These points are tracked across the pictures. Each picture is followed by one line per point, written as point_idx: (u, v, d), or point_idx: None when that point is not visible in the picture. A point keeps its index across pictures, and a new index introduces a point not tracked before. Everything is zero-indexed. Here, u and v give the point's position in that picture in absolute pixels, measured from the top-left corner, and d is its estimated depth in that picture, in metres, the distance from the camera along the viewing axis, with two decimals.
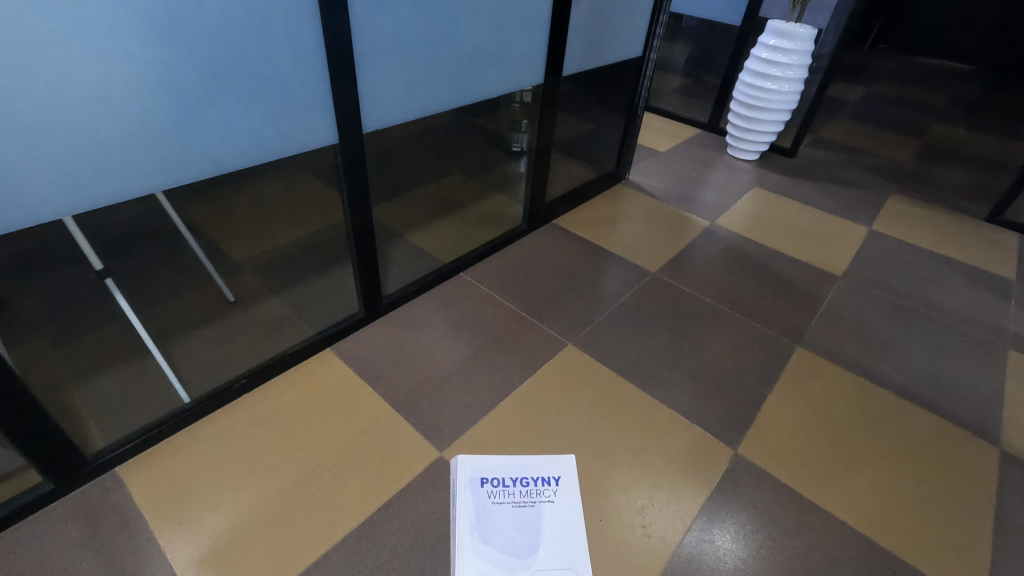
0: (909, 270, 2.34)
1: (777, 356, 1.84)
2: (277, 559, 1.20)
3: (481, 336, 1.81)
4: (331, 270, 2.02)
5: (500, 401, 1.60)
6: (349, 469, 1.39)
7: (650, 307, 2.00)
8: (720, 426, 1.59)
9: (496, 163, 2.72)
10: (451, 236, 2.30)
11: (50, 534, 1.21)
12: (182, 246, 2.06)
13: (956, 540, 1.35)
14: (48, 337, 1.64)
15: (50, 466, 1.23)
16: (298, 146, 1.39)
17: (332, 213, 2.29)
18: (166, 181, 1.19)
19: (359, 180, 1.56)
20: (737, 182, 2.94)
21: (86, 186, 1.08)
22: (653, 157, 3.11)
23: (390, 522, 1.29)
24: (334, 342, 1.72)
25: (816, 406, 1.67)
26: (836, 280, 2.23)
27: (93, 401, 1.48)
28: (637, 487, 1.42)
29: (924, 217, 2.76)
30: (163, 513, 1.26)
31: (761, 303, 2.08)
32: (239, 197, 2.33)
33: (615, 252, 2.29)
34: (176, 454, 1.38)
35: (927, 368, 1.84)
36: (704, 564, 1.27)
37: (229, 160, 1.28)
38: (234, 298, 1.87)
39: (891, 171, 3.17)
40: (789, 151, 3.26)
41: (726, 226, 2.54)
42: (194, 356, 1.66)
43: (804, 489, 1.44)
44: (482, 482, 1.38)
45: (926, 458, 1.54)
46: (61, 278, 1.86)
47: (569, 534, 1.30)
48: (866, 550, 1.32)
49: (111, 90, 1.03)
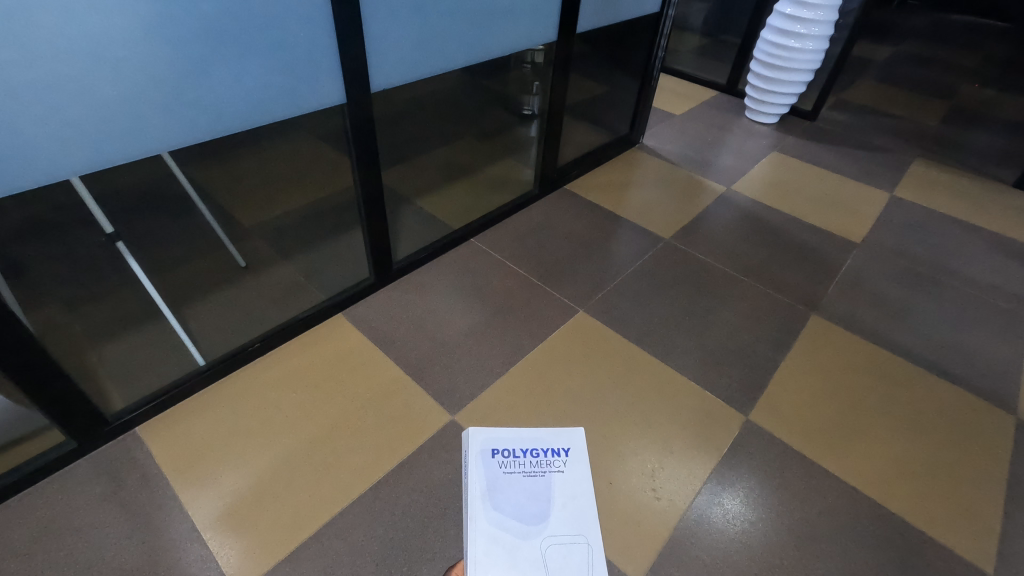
0: (931, 237, 2.28)
1: (792, 324, 1.82)
2: (294, 516, 1.24)
3: (492, 303, 1.80)
4: (341, 235, 2.01)
5: (510, 366, 1.60)
6: (361, 432, 1.41)
7: (662, 274, 1.98)
8: (732, 393, 1.58)
9: (507, 127, 2.66)
10: (461, 201, 2.26)
11: (76, 490, 1.25)
12: (191, 211, 2.05)
13: (968, 506, 1.35)
14: (65, 301, 1.66)
15: (72, 425, 1.26)
16: (306, 106, 1.36)
17: (341, 178, 2.26)
18: (172, 143, 1.16)
19: (368, 143, 1.53)
20: (755, 146, 2.85)
21: (91, 147, 1.06)
22: (668, 120, 3.01)
23: (403, 482, 1.31)
24: (345, 307, 1.72)
25: (830, 373, 1.66)
26: (854, 247, 2.18)
27: (110, 364, 1.50)
28: (647, 452, 1.42)
29: (949, 183, 2.67)
30: (182, 472, 1.29)
31: (777, 270, 2.04)
32: (247, 162, 2.30)
33: (628, 218, 2.25)
34: (194, 415, 1.41)
35: (946, 337, 1.81)
36: (712, 528, 1.28)
37: (237, 121, 1.25)
38: (245, 263, 1.87)
39: (916, 135, 3.05)
40: (810, 114, 3.14)
41: (743, 192, 2.48)
42: (207, 320, 1.67)
43: (816, 456, 1.44)
44: (493, 453, 1.36)
45: (940, 426, 1.53)
46: (72, 242, 1.86)
47: (578, 502, 1.29)
48: (876, 516, 1.32)
49: (112, 46, 0.99)
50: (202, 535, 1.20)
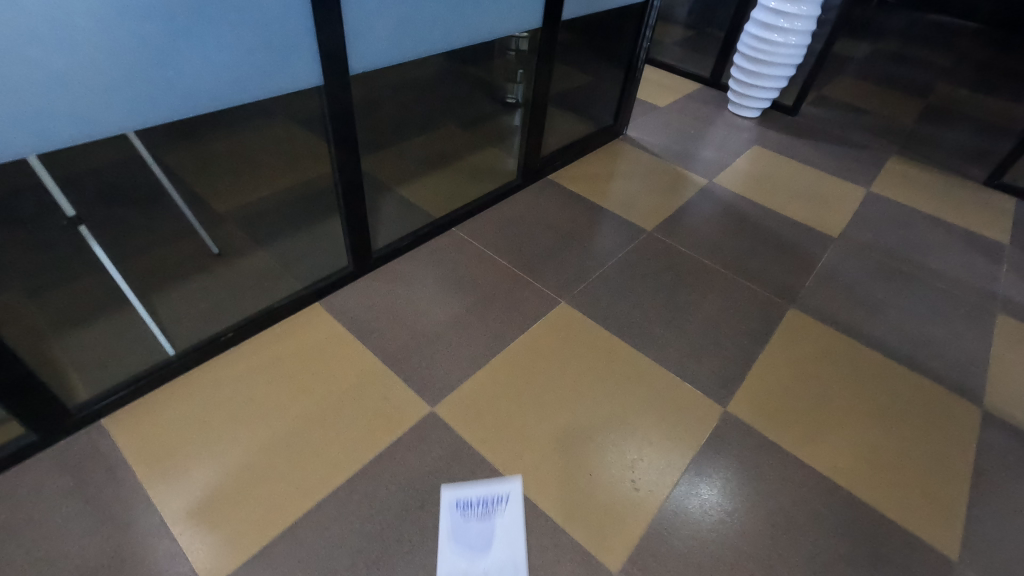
0: (905, 232, 2.32)
1: (770, 317, 1.84)
2: (268, 510, 1.21)
3: (473, 293, 1.78)
4: (319, 222, 1.96)
5: (490, 358, 1.58)
6: (339, 424, 1.38)
7: (644, 266, 1.98)
8: (711, 385, 1.59)
9: (490, 115, 2.62)
10: (442, 190, 2.22)
11: (36, 485, 1.20)
12: (161, 195, 1.97)
13: (935, 494, 1.39)
14: (25, 287, 1.58)
15: (33, 417, 1.21)
16: (281, 88, 1.31)
17: (319, 165, 2.20)
18: (138, 122, 1.11)
19: (346, 127, 1.48)
20: (738, 140, 2.87)
21: (50, 125, 1.00)
22: (652, 112, 3.01)
23: (381, 473, 1.29)
24: (322, 296, 1.68)
25: (805, 366, 1.68)
26: (831, 241, 2.21)
27: (74, 353, 1.44)
28: (627, 444, 1.42)
29: (923, 179, 2.72)
30: (151, 466, 1.25)
31: (757, 264, 2.06)
32: (220, 145, 2.22)
33: (611, 210, 2.24)
34: (164, 406, 1.37)
35: (918, 330, 1.85)
36: (689, 518, 1.29)
37: (209, 101, 1.20)
38: (218, 250, 1.81)
39: (892, 132, 3.10)
40: (791, 109, 3.17)
41: (724, 185, 2.49)
42: (178, 309, 1.61)
43: (791, 446, 1.46)
44: (462, 506, 1.25)
45: (911, 418, 1.56)
46: (33, 226, 1.77)
47: (553, 497, 1.30)
48: (847, 504, 1.35)
49: (71, 18, 0.93)
50: (170, 529, 1.16)
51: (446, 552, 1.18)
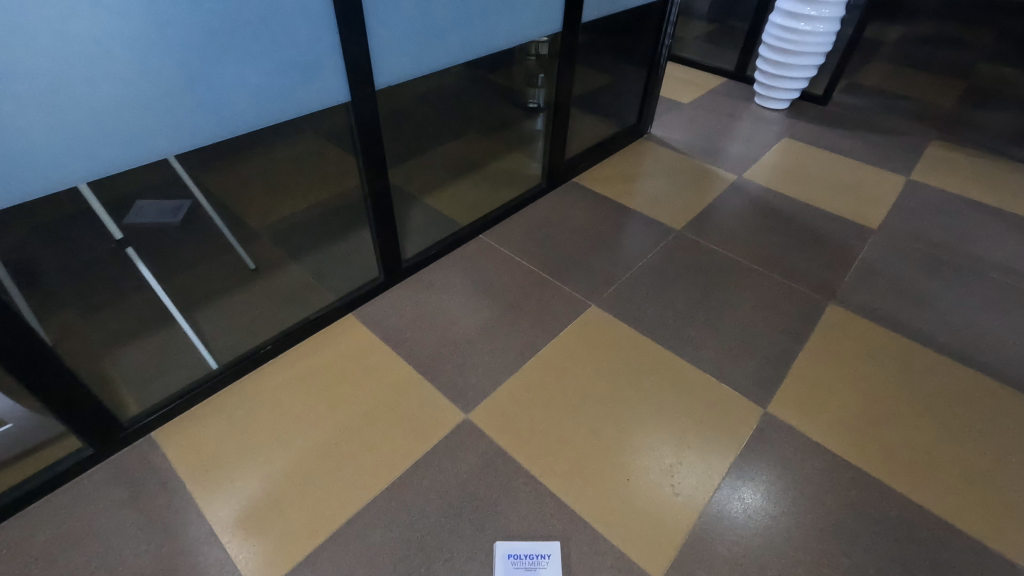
0: (949, 221, 2.22)
1: (808, 313, 1.78)
2: (310, 518, 1.23)
3: (502, 299, 1.78)
4: (349, 234, 2.00)
5: (522, 363, 1.58)
6: (376, 433, 1.40)
7: (674, 266, 1.95)
8: (749, 385, 1.56)
9: (513, 121, 2.63)
10: (468, 197, 2.24)
11: (93, 496, 1.26)
12: (199, 215, 2.05)
13: (996, 496, 1.32)
14: (77, 307, 1.67)
15: (88, 432, 1.27)
16: (310, 106, 1.34)
17: (348, 178, 2.25)
18: (179, 146, 1.16)
19: (373, 141, 1.51)
20: (766, 133, 2.80)
21: (99, 153, 1.05)
22: (677, 109, 2.97)
23: (419, 480, 1.31)
24: (356, 307, 1.72)
25: (848, 363, 1.62)
26: (870, 233, 2.14)
27: (124, 368, 1.51)
28: (665, 447, 1.40)
29: (966, 164, 2.60)
30: (200, 477, 1.30)
31: (792, 259, 2.00)
32: (253, 163, 2.30)
33: (638, 210, 2.22)
34: (209, 418, 1.41)
35: (968, 323, 1.77)
36: (732, 523, 1.26)
37: (244, 122, 1.24)
38: (254, 265, 1.86)
39: (931, 117, 2.98)
40: (821, 99, 3.08)
41: (754, 180, 2.43)
42: (218, 323, 1.67)
43: (836, 447, 1.41)
44: (512, 562, 1.17)
45: (966, 416, 1.49)
46: (83, 249, 1.87)
47: (592, 503, 1.28)
48: (900, 507, 1.29)
49: (113, 50, 0.98)
50: (219, 538, 1.20)
51: (485, 558, 1.18)
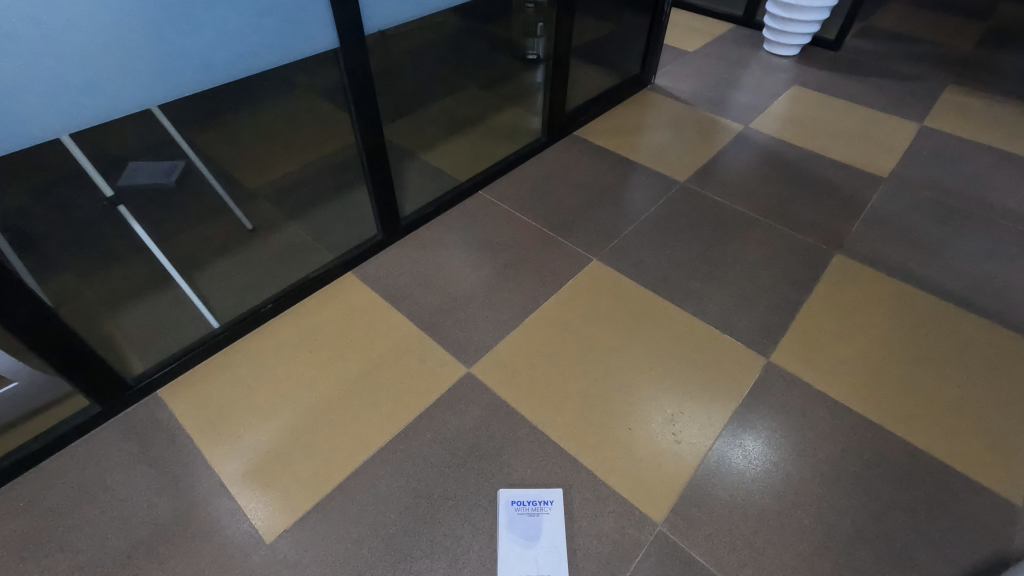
0: (963, 167, 2.16)
1: (814, 264, 1.75)
2: (317, 470, 1.26)
3: (502, 255, 1.76)
4: (347, 193, 1.97)
5: (524, 318, 1.58)
6: (378, 388, 1.41)
7: (678, 219, 1.91)
8: (753, 336, 1.55)
9: (511, 74, 2.54)
10: (466, 153, 2.19)
11: (105, 452, 1.28)
12: (193, 176, 2.01)
13: (998, 440, 1.32)
14: (76, 270, 1.66)
15: (95, 390, 1.28)
16: (296, 53, 1.29)
17: (343, 136, 2.20)
18: (161, 96, 1.11)
19: (368, 92, 1.45)
20: (775, 81, 2.70)
21: (78, 103, 1.01)
22: (682, 58, 2.86)
23: (422, 433, 1.32)
24: (355, 265, 1.70)
25: (853, 313, 1.60)
26: (880, 182, 2.08)
27: (127, 329, 1.51)
28: (667, 398, 1.40)
29: (982, 109, 2.51)
30: (207, 432, 1.31)
31: (798, 210, 1.96)
32: (246, 123, 2.24)
33: (641, 163, 2.16)
34: (214, 376, 1.42)
35: (977, 271, 1.74)
36: (732, 470, 1.27)
37: (228, 70, 1.19)
38: (252, 226, 1.84)
39: (948, 61, 2.86)
40: (833, 44, 2.95)
41: (762, 129, 2.36)
42: (218, 284, 1.66)
43: (839, 395, 1.41)
44: (517, 509, 1.19)
45: (970, 362, 1.48)
46: (78, 212, 1.85)
47: (593, 451, 1.30)
48: (901, 452, 1.30)
49: None
50: (229, 490, 1.22)
51: (489, 505, 1.20)
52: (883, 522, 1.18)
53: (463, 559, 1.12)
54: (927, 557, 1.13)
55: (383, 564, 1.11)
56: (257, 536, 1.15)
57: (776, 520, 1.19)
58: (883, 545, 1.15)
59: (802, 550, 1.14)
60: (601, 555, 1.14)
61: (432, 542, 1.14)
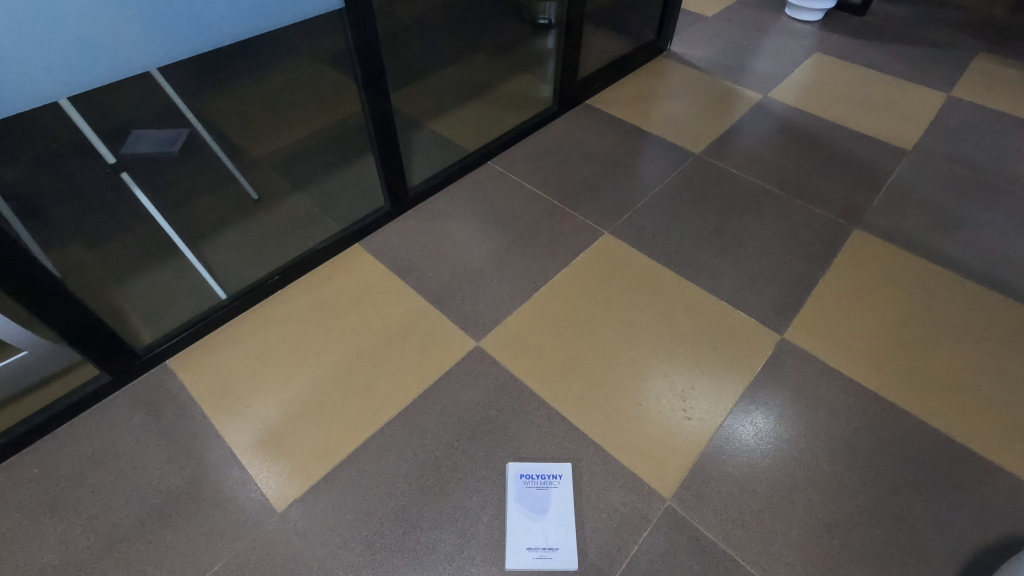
0: (990, 139, 2.07)
1: (831, 239, 1.70)
2: (326, 442, 1.26)
3: (512, 228, 1.72)
4: (353, 162, 1.93)
5: (534, 292, 1.55)
6: (385, 362, 1.40)
7: (692, 192, 1.86)
8: (767, 312, 1.51)
9: (522, 39, 2.47)
10: (475, 122, 2.14)
11: (116, 421, 1.29)
12: (197, 145, 1.98)
13: (1014, 421, 1.29)
14: (83, 239, 1.65)
15: (104, 359, 1.28)
16: (300, 14, 1.24)
17: (348, 103, 2.14)
18: (162, 58, 1.07)
19: (375, 57, 1.40)
20: (797, 48, 2.59)
21: (77, 64, 0.97)
22: (700, 24, 2.74)
23: (431, 406, 1.31)
24: (362, 236, 1.68)
25: (871, 290, 1.56)
26: (903, 155, 2.00)
27: (135, 300, 1.51)
28: (677, 372, 1.39)
29: (1013, 78, 2.39)
30: (215, 403, 1.32)
31: (817, 184, 1.89)
32: (250, 89, 2.19)
33: (654, 133, 2.09)
34: (221, 347, 1.42)
35: (1001, 248, 1.68)
36: (743, 446, 1.26)
37: (230, 30, 1.15)
38: (257, 195, 1.82)
39: (979, 26, 2.72)
40: (859, 9, 2.81)
41: (781, 99, 2.27)
42: (225, 255, 1.64)
43: (854, 373, 1.38)
44: (527, 482, 1.19)
45: (990, 341, 1.44)
46: (82, 181, 1.82)
47: (602, 427, 1.29)
48: (915, 430, 1.28)
49: None
50: (238, 460, 1.23)
51: (498, 478, 1.20)
52: (895, 500, 1.17)
53: (471, 531, 1.13)
54: (939, 536, 1.12)
55: (393, 535, 1.12)
56: (268, 504, 1.16)
57: (785, 497, 1.18)
58: (894, 522, 1.14)
59: (812, 526, 1.14)
60: (608, 529, 1.14)
61: (440, 514, 1.15)
